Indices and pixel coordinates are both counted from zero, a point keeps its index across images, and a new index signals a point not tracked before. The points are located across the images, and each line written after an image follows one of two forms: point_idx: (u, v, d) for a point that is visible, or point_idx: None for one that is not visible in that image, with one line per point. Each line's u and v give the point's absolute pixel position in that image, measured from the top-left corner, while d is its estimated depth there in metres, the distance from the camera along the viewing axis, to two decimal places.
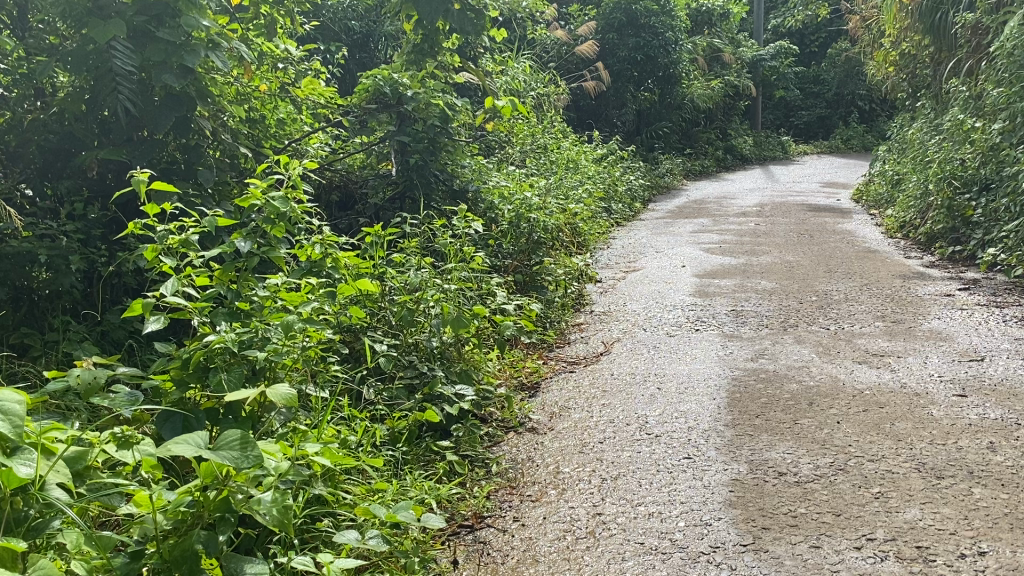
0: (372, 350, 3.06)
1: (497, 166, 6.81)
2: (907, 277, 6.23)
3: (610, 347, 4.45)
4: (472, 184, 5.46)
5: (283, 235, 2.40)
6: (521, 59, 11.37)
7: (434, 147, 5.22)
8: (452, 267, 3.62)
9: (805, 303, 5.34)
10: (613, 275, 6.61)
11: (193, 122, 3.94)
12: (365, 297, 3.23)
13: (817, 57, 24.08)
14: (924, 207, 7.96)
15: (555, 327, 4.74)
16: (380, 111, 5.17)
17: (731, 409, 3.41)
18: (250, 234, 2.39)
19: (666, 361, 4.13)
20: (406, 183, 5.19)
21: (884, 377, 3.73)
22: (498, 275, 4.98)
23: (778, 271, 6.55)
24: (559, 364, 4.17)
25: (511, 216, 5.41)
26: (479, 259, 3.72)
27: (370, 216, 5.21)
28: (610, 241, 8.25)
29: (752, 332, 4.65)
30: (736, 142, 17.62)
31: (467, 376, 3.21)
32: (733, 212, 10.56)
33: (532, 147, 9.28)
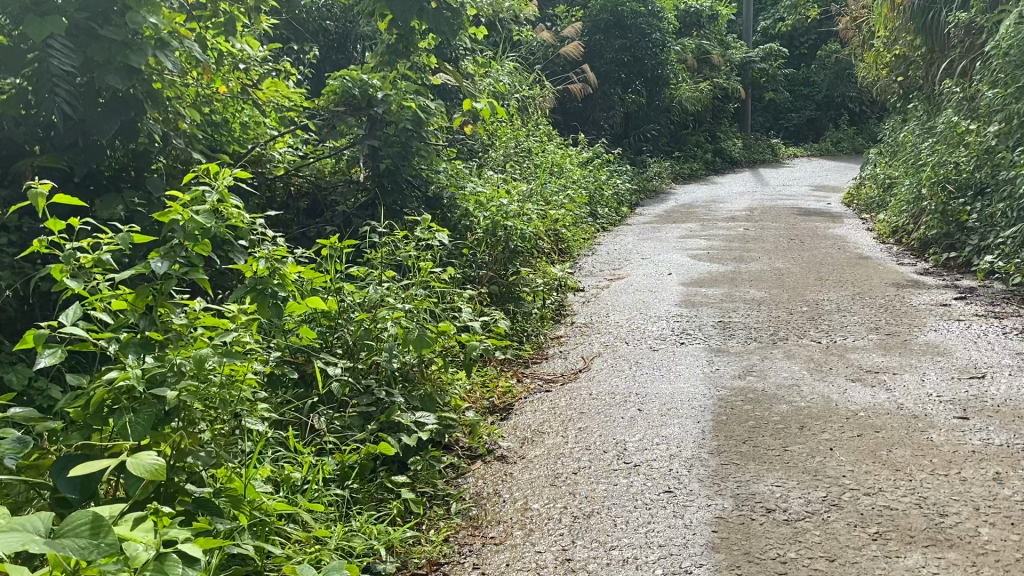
0: (324, 374, 2.82)
1: (476, 170, 6.57)
2: (900, 285, 6.02)
3: (590, 363, 4.21)
4: (446, 190, 5.23)
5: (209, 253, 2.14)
6: (505, 60, 11.12)
7: (407, 151, 4.93)
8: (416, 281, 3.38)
9: (796, 314, 5.12)
10: (596, 284, 6.37)
11: (141, 124, 3.68)
12: (320, 315, 2.99)
13: (807, 59, 23.96)
14: (917, 211, 7.75)
15: (533, 341, 4.50)
16: (350, 114, 4.92)
17: (716, 434, 3.17)
18: (172, 253, 2.12)
19: (648, 379, 3.89)
20: (379, 188, 4.98)
21: (880, 397, 3.49)
22: (473, 286, 4.74)
23: (767, 279, 6.33)
24: (535, 381, 3.94)
25: (488, 223, 5.15)
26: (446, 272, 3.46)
27: (338, 224, 4.95)
28: (595, 247, 8.02)
29: (739, 346, 4.42)
30: (726, 145, 17.43)
31: (429, 402, 2.95)
32: (722, 216, 10.35)
33: (514, 150, 9.04)
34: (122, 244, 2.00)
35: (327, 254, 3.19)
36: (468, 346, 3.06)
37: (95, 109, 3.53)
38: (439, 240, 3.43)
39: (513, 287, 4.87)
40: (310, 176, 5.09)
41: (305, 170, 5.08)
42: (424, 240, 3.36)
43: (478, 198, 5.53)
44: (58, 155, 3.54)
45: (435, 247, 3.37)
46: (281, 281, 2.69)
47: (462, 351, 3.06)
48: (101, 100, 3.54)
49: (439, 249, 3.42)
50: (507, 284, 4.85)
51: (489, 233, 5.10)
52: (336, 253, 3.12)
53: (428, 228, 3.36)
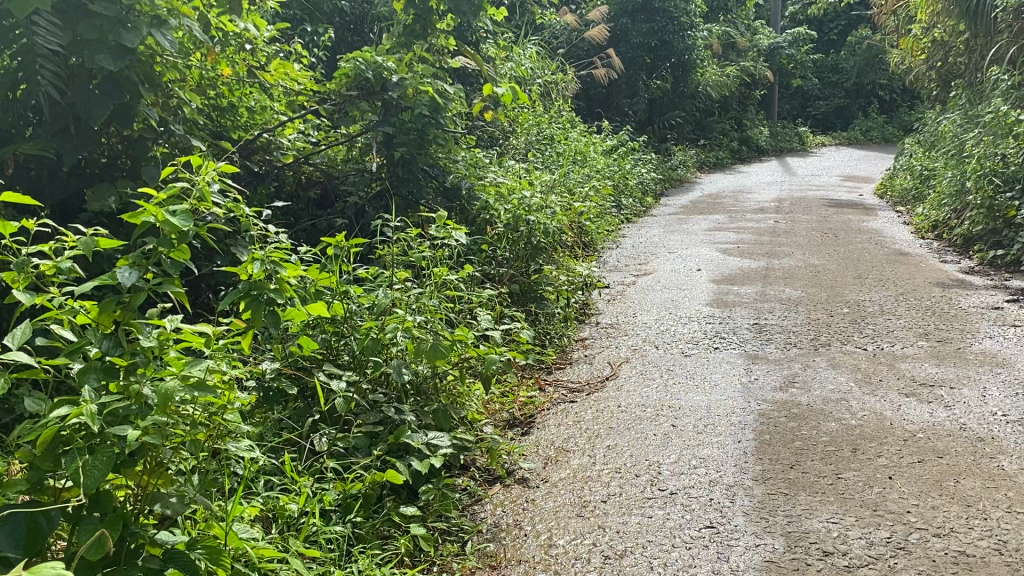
0: (327, 390, 2.54)
1: (496, 159, 6.28)
2: (945, 285, 5.67)
3: (618, 370, 3.92)
4: (465, 181, 4.93)
5: (187, 260, 1.83)
6: (527, 44, 10.78)
7: (423, 139, 4.65)
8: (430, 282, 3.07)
9: (837, 317, 4.80)
10: (622, 280, 6.07)
11: (137, 110, 3.41)
12: (324, 321, 2.70)
13: (836, 45, 23.43)
14: (960, 205, 7.37)
15: (556, 344, 4.21)
16: (364, 99, 4.64)
17: (759, 457, 2.87)
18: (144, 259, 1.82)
19: (681, 390, 3.59)
20: (394, 178, 4.70)
21: (939, 416, 3.17)
22: (492, 284, 4.44)
23: (803, 277, 5.99)
24: (559, 390, 3.65)
25: (509, 216, 4.77)
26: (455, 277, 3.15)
27: (350, 216, 4.68)
28: (619, 240, 7.71)
29: (779, 352, 4.11)
30: (752, 133, 17.02)
31: (444, 419, 2.67)
32: (751, 207, 10.00)
33: (536, 138, 8.73)
34: (84, 250, 1.72)
35: (332, 254, 2.90)
36: (488, 359, 2.76)
37: (86, 92, 3.26)
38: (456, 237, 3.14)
39: (535, 285, 4.53)
40: (322, 165, 4.82)
41: (317, 157, 4.81)
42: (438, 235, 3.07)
43: (499, 189, 5.23)
44: (46, 141, 3.29)
45: (450, 245, 3.08)
46: (279, 288, 2.40)
47: (482, 365, 2.77)
48: (93, 83, 3.29)
49: (456, 246, 3.12)
50: (529, 281, 4.52)
51: (510, 227, 4.72)
52: (342, 252, 2.83)
53: (443, 222, 3.06)
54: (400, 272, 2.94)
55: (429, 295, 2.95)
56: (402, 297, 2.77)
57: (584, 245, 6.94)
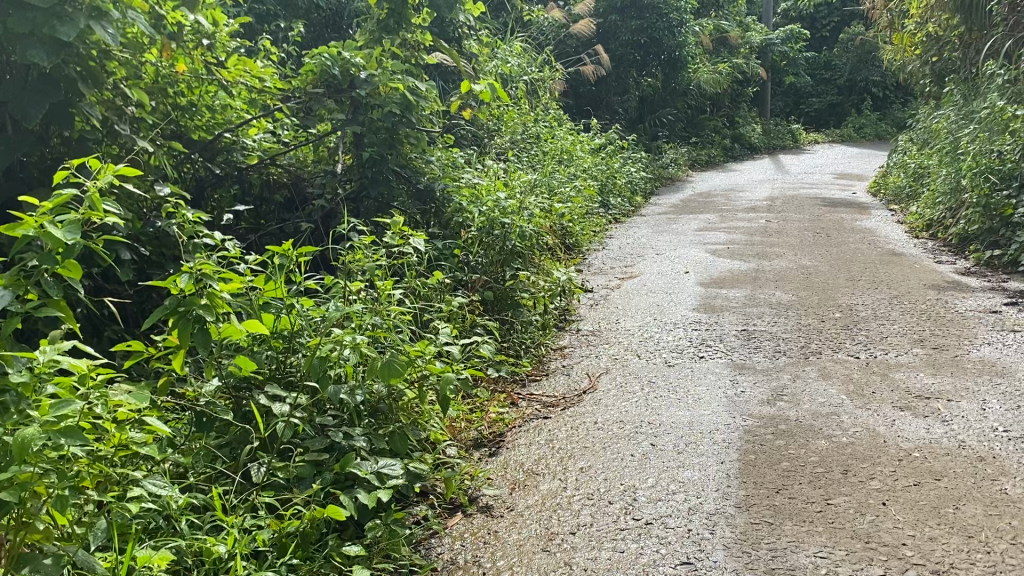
0: (268, 415, 2.34)
1: (476, 159, 6.07)
2: (940, 287, 5.47)
3: (596, 382, 3.70)
4: (439, 181, 4.71)
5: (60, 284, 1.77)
6: (513, 41, 10.57)
7: (394, 139, 4.44)
8: (387, 294, 2.86)
9: (829, 322, 4.59)
10: (607, 284, 5.84)
11: (76, 108, 3.21)
12: (269, 337, 2.51)
13: (829, 42, 23.29)
14: (955, 204, 7.16)
15: (532, 354, 3.99)
16: (332, 97, 4.43)
17: (743, 481, 2.66)
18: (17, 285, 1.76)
19: (662, 405, 3.37)
20: (364, 179, 4.48)
21: (936, 432, 2.97)
22: (464, 291, 4.20)
23: (794, 279, 5.78)
24: (532, 405, 3.43)
25: (483, 219, 4.56)
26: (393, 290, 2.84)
27: (317, 220, 4.47)
28: (605, 241, 7.50)
29: (767, 361, 3.90)
30: (744, 131, 16.81)
31: (400, 443, 2.47)
32: (741, 206, 9.80)
33: (521, 137, 8.52)
34: None
35: (278, 264, 2.69)
36: (446, 375, 2.58)
37: (18, 89, 3.05)
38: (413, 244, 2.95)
39: (511, 290, 4.31)
40: (288, 165, 4.60)
41: (283, 158, 4.59)
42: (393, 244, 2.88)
43: (476, 190, 5.01)
44: None
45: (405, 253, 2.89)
46: (210, 304, 2.20)
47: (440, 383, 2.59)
48: (27, 80, 3.08)
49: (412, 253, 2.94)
50: (504, 287, 4.30)
51: (483, 231, 4.52)
52: (287, 261, 2.63)
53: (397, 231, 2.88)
54: (354, 283, 2.73)
55: (385, 307, 2.75)
56: (353, 311, 2.58)
57: (568, 247, 6.72)
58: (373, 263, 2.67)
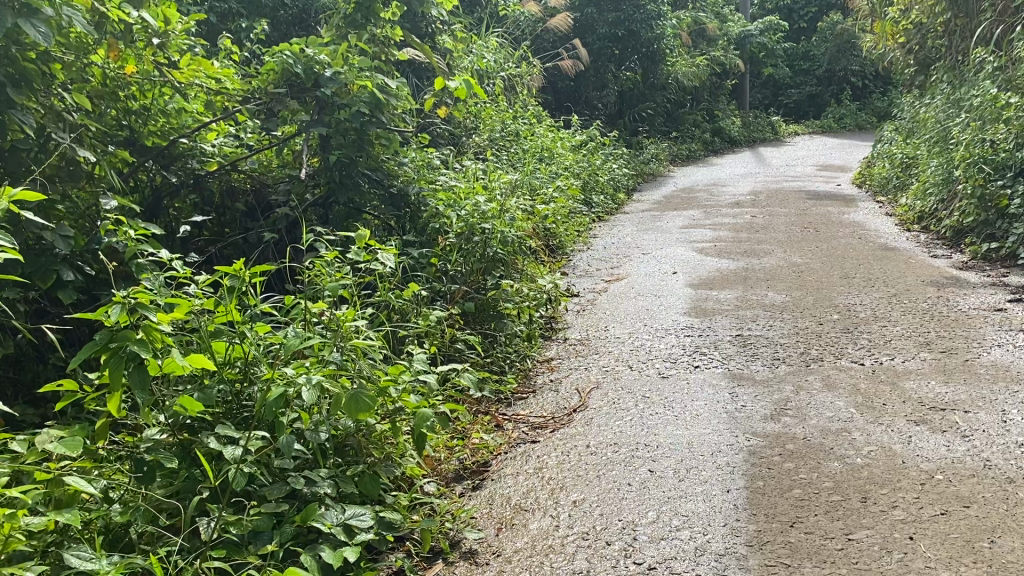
0: (219, 462, 2.08)
1: (453, 159, 5.80)
2: (939, 284, 5.26)
3: (587, 399, 3.43)
4: (413, 184, 4.43)
5: None
6: (488, 36, 10.31)
7: (363, 140, 4.16)
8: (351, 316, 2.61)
9: (828, 325, 4.36)
10: (592, 288, 5.59)
11: (7, 116, 2.93)
12: (221, 370, 2.26)
13: (807, 33, 23.20)
14: (948, 195, 6.97)
15: (517, 369, 3.71)
16: (295, 97, 4.15)
17: (753, 513, 2.40)
18: None
19: (658, 423, 3.12)
20: (332, 184, 4.20)
21: (958, 450, 2.73)
22: (443, 304, 3.85)
23: (786, 278, 5.56)
24: (519, 428, 3.17)
25: (461, 225, 4.15)
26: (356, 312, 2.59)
27: (283, 229, 4.18)
28: (590, 241, 7.26)
29: (767, 371, 3.66)
30: (725, 124, 16.63)
31: (371, 485, 2.22)
32: (726, 201, 9.57)
33: (500, 135, 8.25)
34: None
35: (228, 286, 2.42)
36: (420, 403, 2.34)
37: None
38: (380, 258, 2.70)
39: (492, 299, 3.99)
40: (251, 171, 4.32)
41: (246, 163, 4.31)
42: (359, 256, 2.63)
43: (453, 192, 4.73)
44: None
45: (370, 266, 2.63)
46: (146, 339, 1.92)
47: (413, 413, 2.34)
48: None
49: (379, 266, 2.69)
50: (486, 297, 3.97)
51: (461, 238, 4.11)
52: (238, 284, 2.36)
53: (362, 243, 2.63)
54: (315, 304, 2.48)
55: (350, 331, 2.50)
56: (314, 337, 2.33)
57: (550, 249, 6.45)
58: (336, 281, 2.42)
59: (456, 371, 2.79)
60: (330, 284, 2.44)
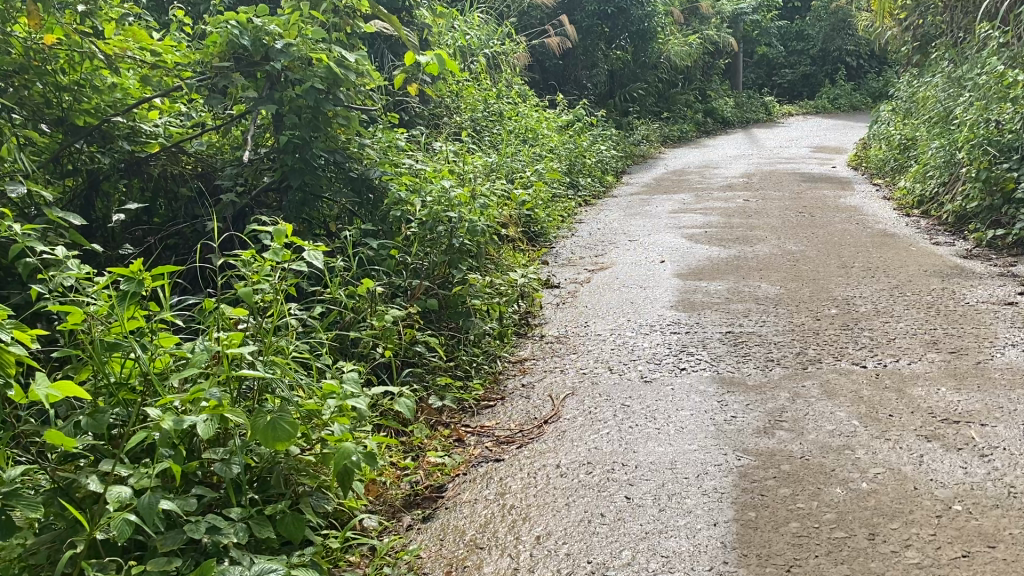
0: (102, 507, 1.73)
1: (425, 141, 5.43)
2: (943, 274, 4.93)
3: (561, 408, 3.08)
4: (376, 168, 4.07)
5: None
6: (471, 12, 9.91)
7: (319, 120, 3.79)
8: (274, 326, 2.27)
9: (826, 321, 4.02)
10: (574, 278, 5.24)
11: None
12: (118, 389, 1.96)
13: (801, 12, 22.81)
14: (949, 178, 6.64)
15: (486, 374, 3.37)
16: (243, 72, 3.77)
17: (744, 555, 2.06)
18: None
19: (638, 438, 2.78)
20: (285, 167, 3.82)
21: (979, 474, 2.39)
22: (403, 299, 3.44)
23: (780, 267, 5.21)
24: (482, 443, 2.82)
25: (426, 211, 3.74)
26: (281, 320, 2.25)
27: (230, 217, 3.81)
28: (573, 226, 6.91)
29: (760, 375, 3.32)
30: (717, 104, 16.23)
31: (294, 525, 1.90)
32: (718, 184, 9.22)
33: (482, 115, 7.87)
34: None
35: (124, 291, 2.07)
36: (348, 432, 2.02)
37: None
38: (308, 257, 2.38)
39: (457, 295, 3.60)
40: (198, 153, 3.95)
41: (192, 144, 3.93)
42: (280, 252, 2.29)
43: (421, 177, 4.37)
44: None
45: (293, 265, 2.30)
46: None
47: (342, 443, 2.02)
48: None
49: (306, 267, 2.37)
50: (450, 294, 3.58)
51: (425, 226, 3.71)
52: (133, 289, 2.00)
53: (284, 238, 2.29)
54: (227, 311, 2.15)
55: (272, 341, 2.18)
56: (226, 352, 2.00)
57: (531, 237, 6.10)
58: (250, 286, 2.08)
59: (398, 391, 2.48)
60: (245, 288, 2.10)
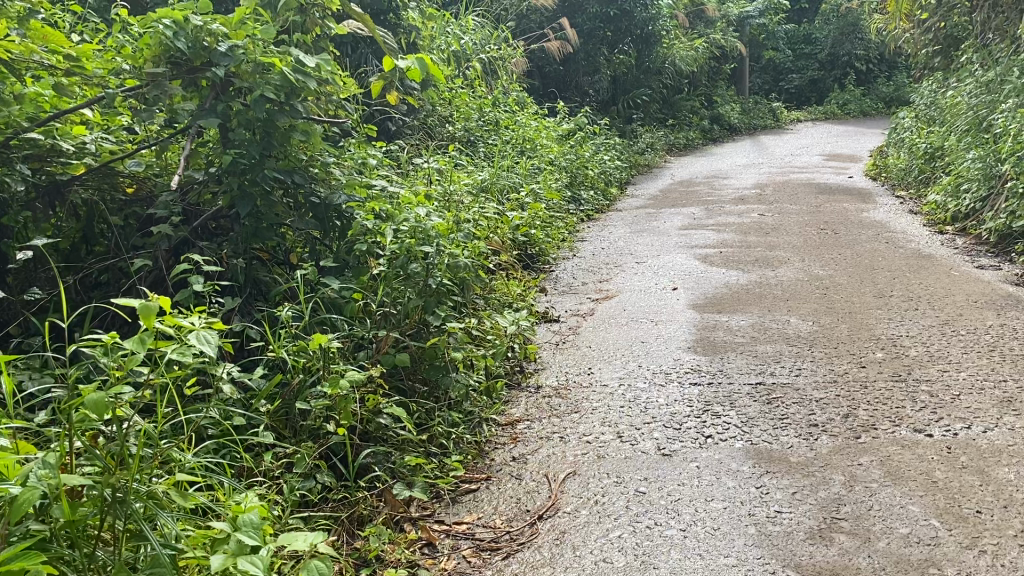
0: None
1: (407, 157, 4.84)
2: (998, 306, 4.32)
3: (559, 496, 2.46)
4: (343, 192, 3.47)
5: None
6: (465, 15, 9.32)
7: (272, 136, 3.20)
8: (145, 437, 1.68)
9: (873, 370, 3.41)
10: (576, 309, 4.64)
11: None
12: None
13: (809, 14, 22.27)
14: (990, 192, 6.05)
15: (466, 447, 2.76)
16: (181, 79, 3.17)
17: None
18: None
19: (658, 545, 2.17)
20: (232, 191, 3.22)
21: None
22: (363, 360, 2.78)
23: (810, 297, 4.61)
24: (457, 551, 2.21)
25: (396, 246, 3.11)
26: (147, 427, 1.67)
27: (167, 251, 3.21)
28: (575, 245, 6.31)
29: (804, 449, 2.70)
30: (724, 110, 15.63)
31: None
32: (730, 196, 8.63)
33: (476, 124, 7.30)
34: None
35: None
36: None
37: None
38: (191, 339, 1.82)
39: (433, 346, 2.95)
40: (133, 175, 3.36)
41: (126, 164, 3.34)
42: (148, 337, 1.70)
43: (396, 200, 3.78)
44: None
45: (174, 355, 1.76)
46: None
47: None
48: None
49: (191, 356, 1.87)
50: (423, 347, 2.93)
51: (396, 263, 3.08)
52: None
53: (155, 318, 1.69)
54: (84, 418, 1.54)
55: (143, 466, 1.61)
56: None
57: (529, 260, 5.52)
58: (101, 394, 1.47)
59: (308, 543, 1.68)
60: (98, 394, 1.50)
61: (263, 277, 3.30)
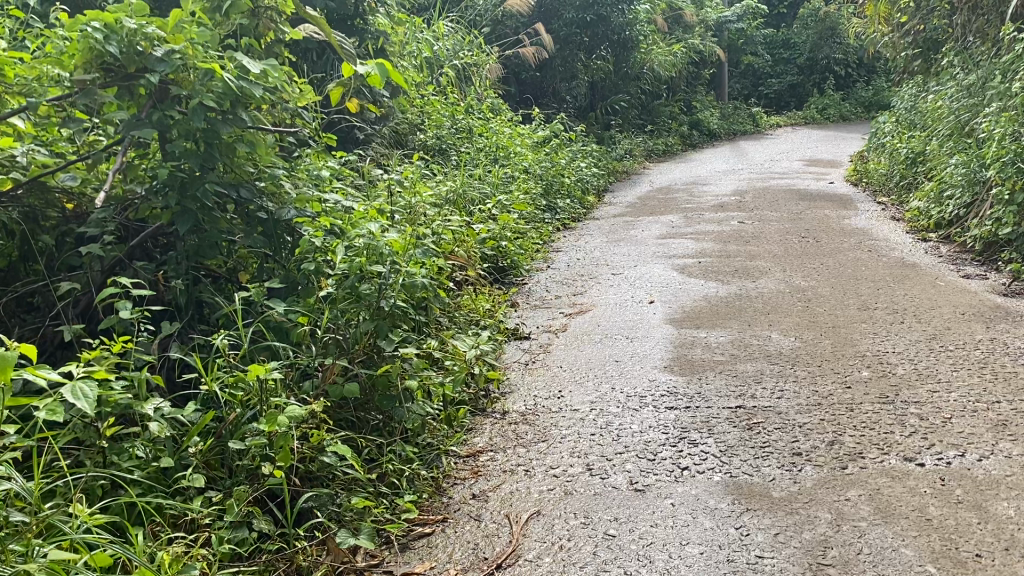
0: None
1: (369, 166, 4.62)
2: (986, 318, 4.15)
3: (521, 541, 2.25)
4: (293, 207, 3.25)
5: None
6: (438, 20, 9.10)
7: (214, 147, 2.97)
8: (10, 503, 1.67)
9: (859, 390, 3.21)
10: (547, 325, 4.43)
11: None
12: None
13: (787, 19, 22.23)
14: (973, 198, 5.90)
15: (422, 484, 2.54)
16: (115, 86, 2.93)
17: None
18: None
19: None
20: (171, 208, 2.99)
21: None
22: (307, 397, 2.55)
23: (791, 310, 4.42)
24: None
25: (347, 266, 2.89)
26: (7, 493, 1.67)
27: (102, 272, 2.98)
28: (550, 256, 6.10)
29: (788, 483, 2.50)
30: (704, 116, 15.49)
31: None
32: (708, 203, 8.45)
33: (448, 133, 7.08)
34: None
35: None
36: None
37: None
38: (67, 392, 1.89)
39: (385, 373, 2.73)
40: (65, 190, 3.12)
41: (58, 178, 3.09)
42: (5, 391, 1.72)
43: (353, 214, 3.55)
44: None
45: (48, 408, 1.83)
46: None
47: None
48: None
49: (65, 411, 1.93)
50: (375, 375, 2.72)
51: (347, 283, 2.86)
52: None
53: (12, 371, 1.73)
54: None
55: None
56: None
57: (500, 273, 5.30)
58: None
59: None
60: None
61: (206, 299, 3.06)
